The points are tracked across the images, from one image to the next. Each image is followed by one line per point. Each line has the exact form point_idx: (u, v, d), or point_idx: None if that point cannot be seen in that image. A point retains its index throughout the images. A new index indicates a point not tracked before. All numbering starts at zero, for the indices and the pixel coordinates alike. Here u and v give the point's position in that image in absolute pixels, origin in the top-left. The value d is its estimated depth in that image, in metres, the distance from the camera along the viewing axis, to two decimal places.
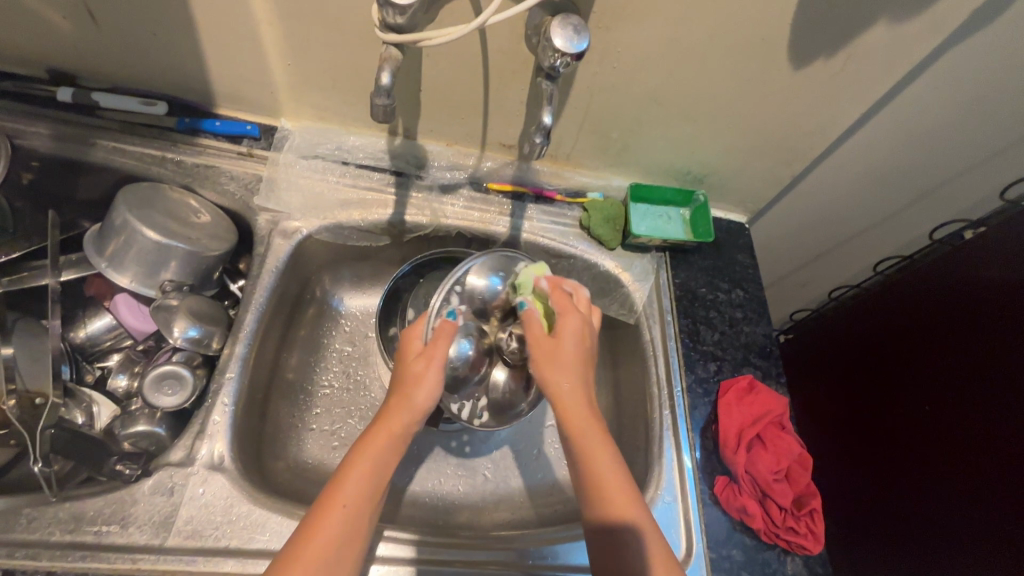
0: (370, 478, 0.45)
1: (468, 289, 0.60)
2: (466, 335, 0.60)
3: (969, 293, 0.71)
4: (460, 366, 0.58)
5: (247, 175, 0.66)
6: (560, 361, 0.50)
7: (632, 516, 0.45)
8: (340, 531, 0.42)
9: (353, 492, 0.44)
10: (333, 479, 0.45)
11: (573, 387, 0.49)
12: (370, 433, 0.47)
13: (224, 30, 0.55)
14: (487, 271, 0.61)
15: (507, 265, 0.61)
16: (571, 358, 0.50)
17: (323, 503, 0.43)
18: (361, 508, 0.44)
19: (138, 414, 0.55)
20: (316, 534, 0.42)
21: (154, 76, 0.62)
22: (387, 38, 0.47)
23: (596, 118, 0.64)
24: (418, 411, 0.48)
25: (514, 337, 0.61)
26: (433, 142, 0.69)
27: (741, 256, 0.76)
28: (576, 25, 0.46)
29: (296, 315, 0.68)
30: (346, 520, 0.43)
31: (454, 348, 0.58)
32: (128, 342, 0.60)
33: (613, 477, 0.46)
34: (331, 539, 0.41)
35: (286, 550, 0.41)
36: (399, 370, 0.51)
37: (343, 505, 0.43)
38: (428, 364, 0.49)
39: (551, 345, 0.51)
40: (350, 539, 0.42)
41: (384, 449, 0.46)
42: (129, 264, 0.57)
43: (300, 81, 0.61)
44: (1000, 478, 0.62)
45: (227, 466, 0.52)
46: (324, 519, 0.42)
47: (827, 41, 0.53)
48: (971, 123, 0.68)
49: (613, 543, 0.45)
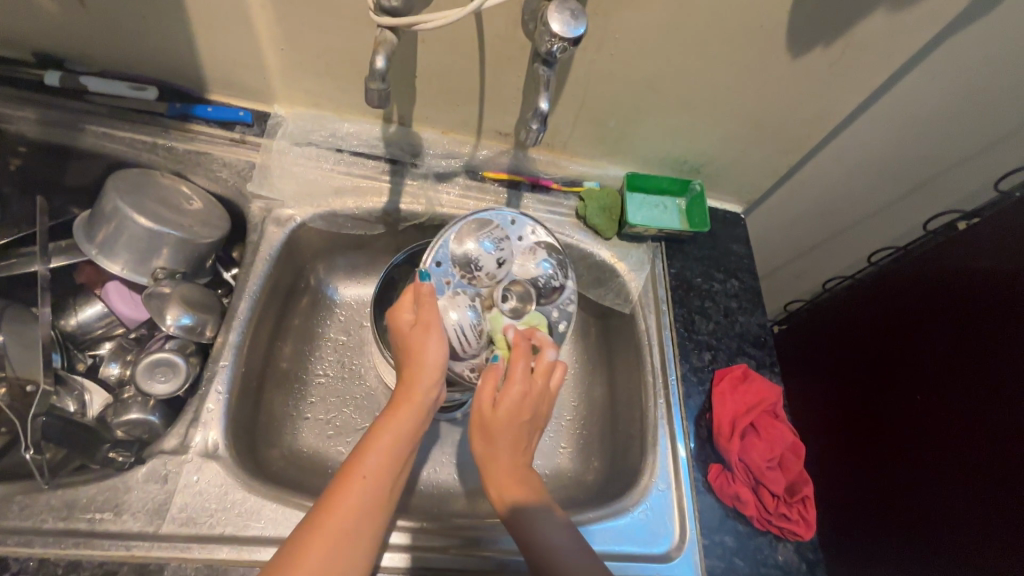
0: (390, 454, 0.44)
1: (460, 255, 0.59)
2: (469, 305, 0.57)
3: (962, 283, 0.72)
4: (466, 337, 0.55)
5: (240, 162, 0.65)
6: (491, 432, 0.48)
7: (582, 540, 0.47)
8: (360, 503, 0.41)
9: (374, 464, 0.43)
10: (355, 451, 0.44)
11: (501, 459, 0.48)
12: (389, 410, 0.47)
13: (216, 12, 0.54)
14: (474, 234, 0.60)
15: (491, 224, 0.61)
16: (503, 430, 0.48)
17: (342, 476, 0.42)
18: (381, 481, 0.43)
19: (130, 402, 0.54)
20: (336, 504, 0.41)
21: (143, 60, 0.61)
22: (382, 21, 0.46)
23: (593, 106, 0.63)
24: (427, 388, 0.49)
25: (508, 295, 0.60)
26: (428, 129, 0.69)
27: (736, 246, 0.76)
28: (574, 9, 0.45)
29: (291, 304, 0.68)
30: (368, 489, 0.42)
31: (459, 315, 0.55)
32: (120, 330, 0.59)
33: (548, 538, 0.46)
34: (351, 512, 0.41)
35: (304, 524, 0.40)
36: (404, 347, 0.51)
37: (362, 475, 0.42)
38: (428, 333, 0.50)
39: (488, 412, 0.49)
40: (369, 512, 0.41)
41: (406, 420, 0.46)
42: (120, 251, 0.56)
43: (293, 65, 0.60)
44: (991, 467, 0.63)
45: (222, 454, 0.52)
46: (342, 489, 0.41)
47: (826, 28, 0.53)
48: (967, 115, 0.68)
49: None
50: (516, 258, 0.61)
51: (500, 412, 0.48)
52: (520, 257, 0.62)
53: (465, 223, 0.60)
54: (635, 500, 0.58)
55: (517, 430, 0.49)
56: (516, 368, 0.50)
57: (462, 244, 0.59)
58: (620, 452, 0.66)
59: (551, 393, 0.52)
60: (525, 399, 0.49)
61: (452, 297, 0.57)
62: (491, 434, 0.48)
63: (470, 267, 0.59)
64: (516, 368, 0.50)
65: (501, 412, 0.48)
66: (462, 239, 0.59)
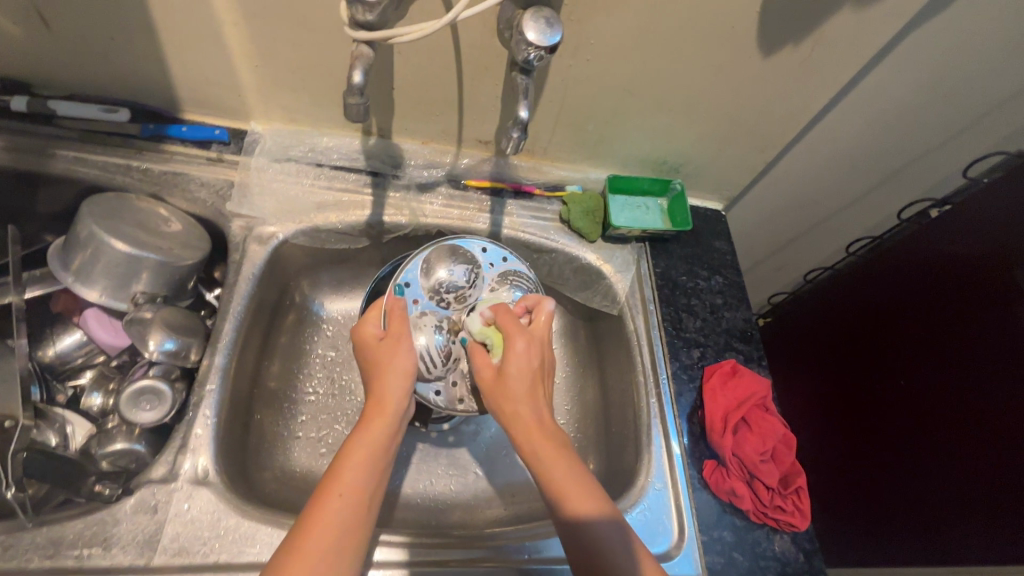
0: (367, 465, 0.43)
1: (428, 282, 0.61)
2: (436, 327, 0.59)
3: (934, 270, 0.73)
4: (433, 360, 0.57)
5: (219, 181, 0.65)
6: (505, 390, 0.50)
7: (609, 509, 0.45)
8: (339, 519, 0.40)
9: (351, 479, 0.42)
10: (330, 468, 0.43)
11: (519, 414, 0.49)
12: (359, 425, 0.46)
13: (186, 30, 0.53)
14: (443, 262, 0.62)
15: (460, 254, 0.63)
16: (513, 387, 0.50)
17: (319, 495, 0.41)
18: (359, 495, 0.42)
19: (114, 432, 0.52)
20: (315, 523, 0.39)
21: (113, 81, 0.59)
22: (356, 35, 0.45)
23: (572, 111, 0.64)
24: (396, 393, 0.48)
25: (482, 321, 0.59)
26: (408, 140, 0.68)
27: (719, 243, 0.77)
28: (549, 18, 0.45)
29: (276, 322, 0.67)
30: (346, 506, 0.41)
31: (427, 339, 0.58)
32: (100, 358, 0.57)
33: (559, 459, 0.46)
34: (331, 528, 0.39)
35: (285, 547, 0.38)
36: (376, 363, 0.50)
37: (340, 492, 0.41)
38: (396, 346, 0.51)
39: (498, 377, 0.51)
40: (350, 526, 0.40)
41: (378, 432, 0.46)
42: (97, 278, 0.54)
43: (269, 81, 0.60)
44: (981, 452, 0.65)
45: (212, 479, 0.51)
46: (322, 509, 0.40)
47: (793, 30, 0.54)
48: (932, 106, 0.71)
49: (567, 533, 0.44)
50: (486, 287, 0.63)
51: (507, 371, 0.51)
52: (491, 284, 0.63)
53: (435, 248, 0.62)
54: (633, 502, 0.58)
55: (530, 389, 0.50)
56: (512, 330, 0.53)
57: (427, 271, 0.61)
58: (615, 453, 0.66)
59: (547, 347, 0.55)
60: (528, 353, 0.52)
61: (420, 319, 0.59)
62: (508, 394, 0.50)
63: (440, 290, 0.61)
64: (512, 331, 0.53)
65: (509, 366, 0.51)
66: (432, 266, 0.61)
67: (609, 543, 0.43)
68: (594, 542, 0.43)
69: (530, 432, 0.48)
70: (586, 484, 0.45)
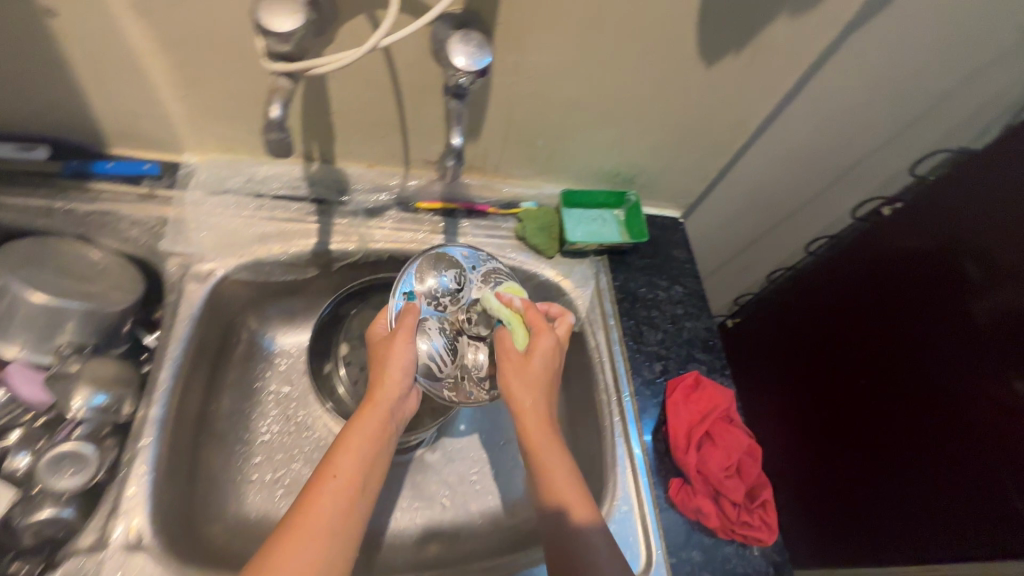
0: (361, 453, 0.45)
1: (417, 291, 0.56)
2: (439, 331, 0.56)
3: (886, 270, 0.74)
4: (441, 360, 0.55)
5: (149, 218, 0.61)
6: (528, 382, 0.51)
7: (589, 511, 0.48)
8: (333, 504, 0.42)
9: (347, 464, 0.44)
10: (327, 452, 0.45)
11: (528, 409, 0.51)
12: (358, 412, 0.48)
13: (102, 65, 0.50)
14: (431, 269, 0.58)
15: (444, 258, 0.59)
16: (535, 377, 0.52)
17: (316, 478, 0.43)
18: (353, 480, 0.44)
19: (40, 498, 0.48)
20: (311, 504, 0.41)
21: (25, 118, 0.55)
22: (274, 67, 0.43)
23: (519, 128, 0.63)
24: (393, 385, 0.49)
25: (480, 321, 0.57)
26: (353, 164, 0.66)
27: (678, 252, 0.77)
28: (478, 41, 0.44)
29: (222, 361, 0.64)
30: (340, 490, 0.43)
31: (429, 345, 0.55)
32: (24, 417, 0.52)
33: (559, 460, 0.49)
34: (325, 511, 0.41)
35: (283, 526, 0.40)
36: (374, 355, 0.51)
37: (335, 475, 0.43)
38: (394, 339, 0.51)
39: (520, 364, 0.52)
40: (344, 511, 0.42)
41: (371, 422, 0.47)
42: (14, 333, 0.51)
43: (198, 111, 0.57)
44: (937, 446, 0.66)
45: (148, 543, 0.48)
46: (318, 490, 0.42)
47: (732, 41, 0.54)
48: (878, 107, 0.71)
49: (558, 532, 0.47)
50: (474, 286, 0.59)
51: (531, 361, 0.52)
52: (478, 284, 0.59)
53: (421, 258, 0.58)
54: None
55: (544, 388, 0.52)
56: (541, 325, 0.54)
57: (418, 281, 0.56)
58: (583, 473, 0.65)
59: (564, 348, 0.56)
60: (551, 351, 0.53)
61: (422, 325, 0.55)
62: (529, 380, 0.52)
63: (433, 297, 0.56)
64: (541, 325, 0.53)
65: (535, 357, 0.52)
66: (420, 275, 0.57)
67: (583, 540, 0.46)
68: (575, 539, 0.47)
69: (534, 430, 0.50)
70: (576, 489, 0.48)
